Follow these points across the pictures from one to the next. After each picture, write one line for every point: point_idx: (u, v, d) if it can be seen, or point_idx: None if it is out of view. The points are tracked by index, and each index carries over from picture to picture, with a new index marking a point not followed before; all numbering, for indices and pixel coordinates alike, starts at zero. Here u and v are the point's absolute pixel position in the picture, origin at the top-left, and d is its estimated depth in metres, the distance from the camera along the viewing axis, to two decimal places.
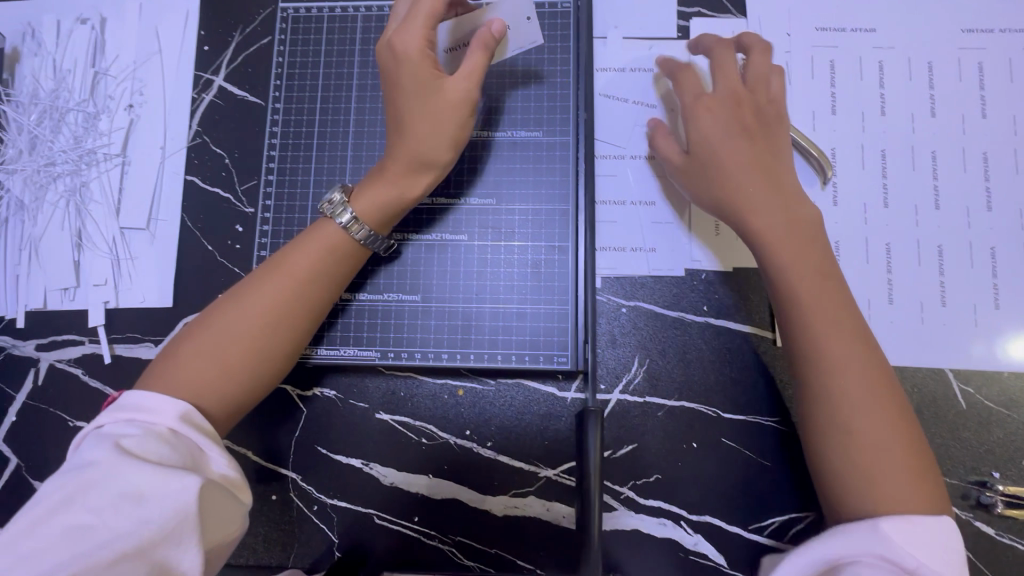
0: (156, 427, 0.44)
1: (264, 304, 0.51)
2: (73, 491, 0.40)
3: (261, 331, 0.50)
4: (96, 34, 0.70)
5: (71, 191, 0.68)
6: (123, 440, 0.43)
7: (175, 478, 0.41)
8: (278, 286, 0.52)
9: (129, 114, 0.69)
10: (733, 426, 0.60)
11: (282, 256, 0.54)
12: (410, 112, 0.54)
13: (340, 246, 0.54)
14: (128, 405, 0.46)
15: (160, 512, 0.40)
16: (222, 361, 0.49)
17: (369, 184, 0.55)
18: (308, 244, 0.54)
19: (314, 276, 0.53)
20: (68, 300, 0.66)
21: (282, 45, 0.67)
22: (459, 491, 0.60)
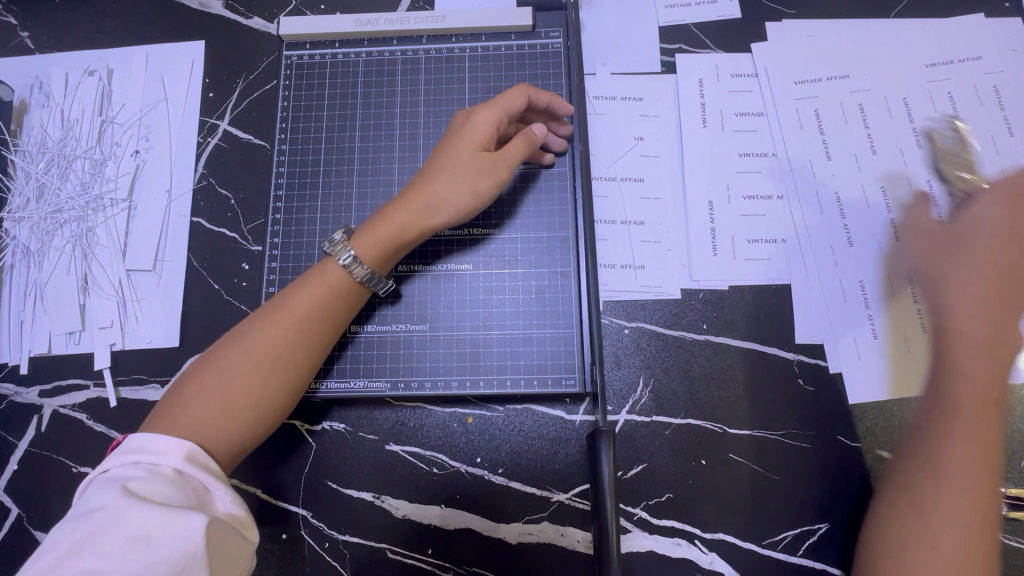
0: (163, 468, 0.44)
1: (275, 346, 0.51)
2: (82, 534, 0.40)
3: (271, 374, 0.51)
4: (103, 84, 0.73)
5: (78, 236, 0.69)
6: (130, 483, 0.43)
7: (184, 517, 0.41)
8: (286, 326, 0.52)
9: (136, 160, 0.70)
10: (739, 440, 0.61)
11: (288, 295, 0.54)
12: (434, 166, 0.57)
13: (343, 290, 0.54)
14: (133, 445, 0.46)
15: (170, 553, 0.39)
16: (229, 408, 0.49)
17: (373, 223, 0.56)
18: (312, 286, 0.54)
19: (317, 312, 0.53)
20: (73, 344, 0.66)
21: (286, 90, 0.69)
22: (472, 520, 0.60)
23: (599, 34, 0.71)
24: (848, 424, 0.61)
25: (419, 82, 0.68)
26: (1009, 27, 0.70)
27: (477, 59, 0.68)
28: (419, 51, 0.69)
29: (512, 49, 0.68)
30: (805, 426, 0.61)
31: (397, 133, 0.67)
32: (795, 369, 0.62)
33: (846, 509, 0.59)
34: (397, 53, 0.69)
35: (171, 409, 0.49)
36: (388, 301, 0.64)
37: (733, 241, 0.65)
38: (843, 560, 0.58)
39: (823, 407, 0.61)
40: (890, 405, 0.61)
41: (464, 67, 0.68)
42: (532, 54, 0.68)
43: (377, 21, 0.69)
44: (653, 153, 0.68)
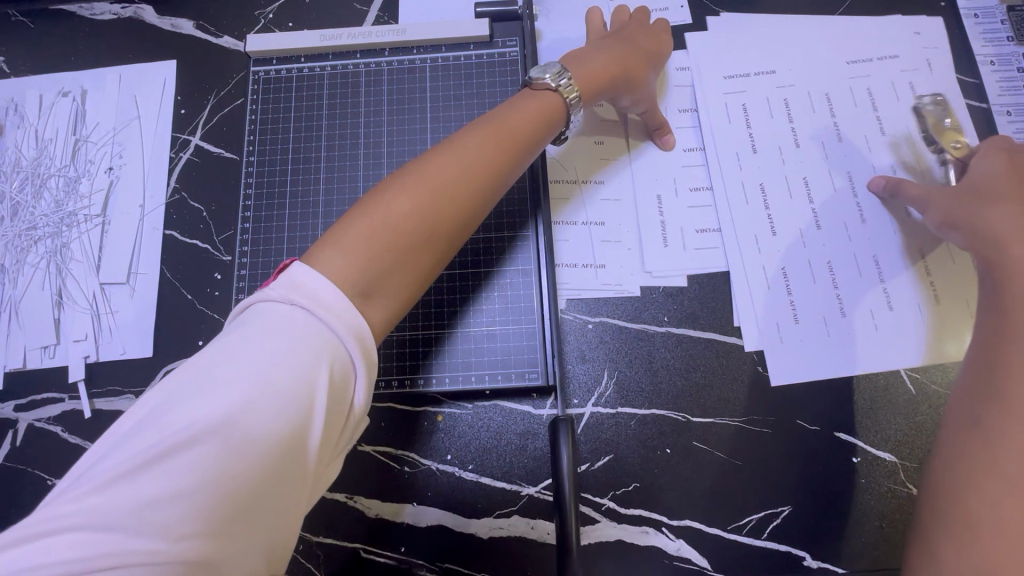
0: (292, 346, 0.38)
1: (424, 200, 0.47)
2: (171, 435, 0.34)
3: (417, 233, 0.46)
4: (77, 105, 0.75)
5: (52, 252, 0.70)
6: (258, 378, 0.37)
7: (298, 418, 0.37)
8: (453, 181, 0.49)
9: (109, 176, 0.72)
10: (702, 428, 0.62)
11: (464, 152, 0.51)
12: (521, 118, 0.55)
13: (475, 167, 0.50)
14: (305, 304, 0.40)
15: (275, 461, 0.36)
16: (433, 207, 0.47)
17: (443, 154, 0.50)
18: (447, 156, 0.50)
19: (459, 182, 0.49)
20: (47, 358, 0.67)
21: (255, 105, 0.72)
22: (444, 517, 0.61)
23: (556, 41, 0.74)
24: (806, 409, 0.62)
25: (383, 93, 0.71)
26: (945, 25, 0.73)
27: (437, 70, 0.71)
28: (381, 63, 0.72)
29: (471, 60, 0.71)
30: (766, 412, 0.62)
31: (361, 143, 0.70)
32: (753, 357, 0.64)
33: (808, 491, 0.60)
34: (361, 66, 0.72)
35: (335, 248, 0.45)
36: None
37: (683, 232, 0.68)
38: (807, 541, 0.59)
39: (782, 393, 0.63)
40: (845, 389, 0.62)
41: (425, 77, 0.71)
42: (490, 63, 0.71)
43: (341, 36, 0.71)
44: (611, 155, 0.71)
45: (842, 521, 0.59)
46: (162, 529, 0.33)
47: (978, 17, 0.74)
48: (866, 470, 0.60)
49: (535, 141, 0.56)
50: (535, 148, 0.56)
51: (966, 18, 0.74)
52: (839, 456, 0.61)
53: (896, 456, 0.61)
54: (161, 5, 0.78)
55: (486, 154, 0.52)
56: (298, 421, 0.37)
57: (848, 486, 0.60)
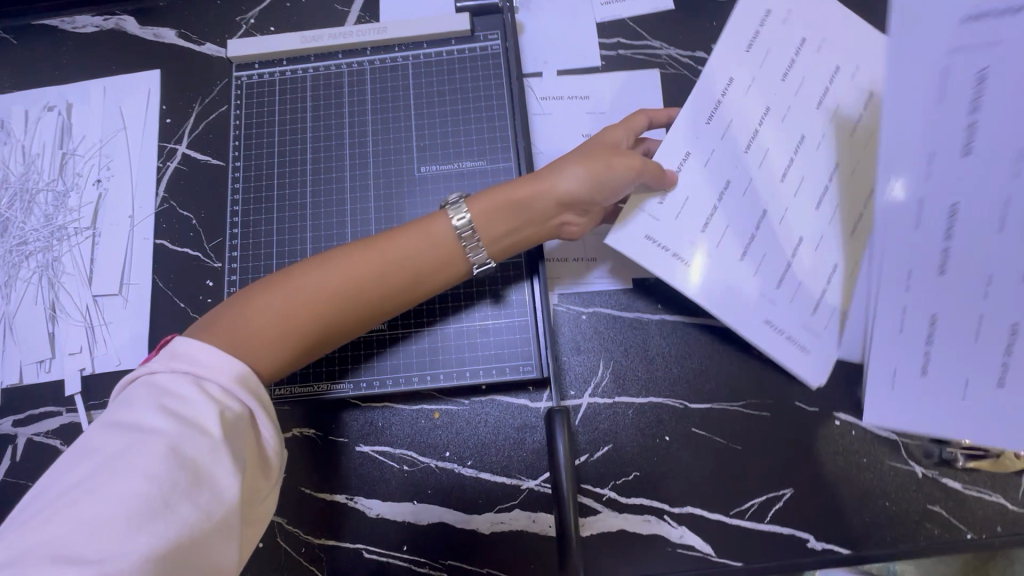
0: (179, 401, 0.41)
1: (302, 295, 0.48)
2: (77, 488, 0.36)
3: (285, 327, 0.47)
4: (63, 119, 0.75)
5: (44, 266, 0.70)
6: (175, 408, 0.40)
7: (201, 456, 0.39)
8: (317, 304, 0.48)
9: (98, 189, 0.72)
10: (701, 415, 0.62)
11: (335, 267, 0.49)
12: (406, 245, 0.51)
13: (362, 268, 0.50)
14: (185, 369, 0.43)
15: (186, 494, 0.37)
16: (292, 324, 0.47)
17: (333, 256, 0.50)
18: (331, 261, 0.49)
19: (341, 283, 0.49)
20: (43, 373, 0.67)
21: (239, 110, 0.72)
22: (445, 514, 0.61)
23: (539, 35, 0.74)
24: (805, 390, 0.62)
25: (367, 93, 0.71)
26: None
27: (420, 67, 0.71)
28: (364, 63, 0.71)
29: (454, 56, 0.71)
30: (764, 395, 0.62)
31: (347, 143, 0.69)
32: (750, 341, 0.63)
33: (809, 474, 0.60)
34: (343, 67, 0.72)
35: (221, 318, 0.46)
36: None
37: None
38: (810, 524, 0.59)
39: (779, 376, 0.62)
40: (842, 369, 0.62)
41: (408, 75, 0.71)
42: (473, 57, 0.71)
43: (322, 37, 0.71)
44: None
45: (845, 502, 0.59)
46: (96, 558, 0.34)
47: None
48: (866, 450, 0.60)
49: (427, 262, 0.52)
50: (418, 283, 0.52)
51: None
52: (839, 437, 0.60)
53: (897, 434, 0.60)
54: (141, 16, 0.78)
55: (360, 278, 0.49)
56: (204, 452, 0.39)
57: (850, 466, 0.60)
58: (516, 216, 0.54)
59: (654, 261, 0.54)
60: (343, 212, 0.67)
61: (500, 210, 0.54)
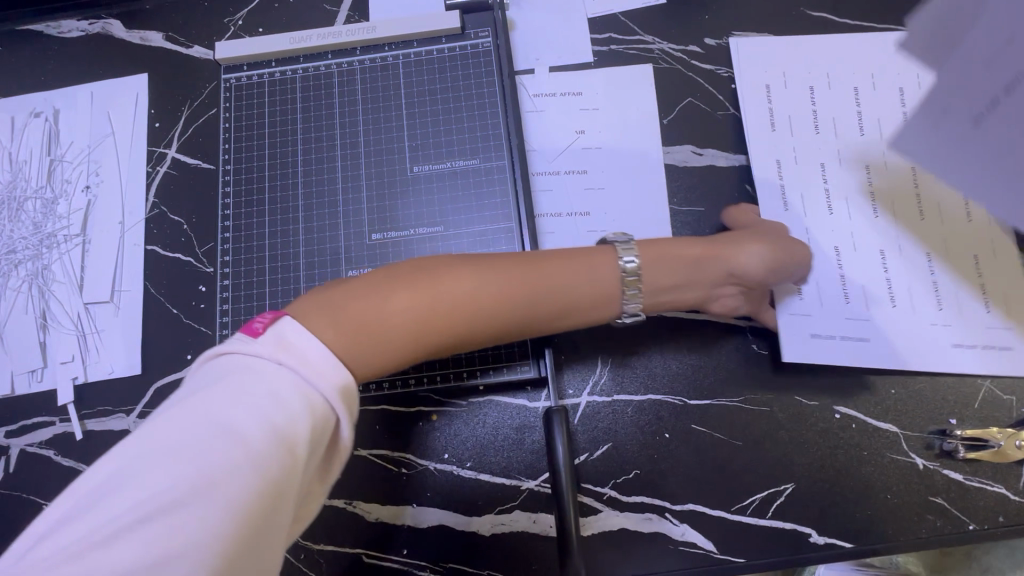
0: (272, 403, 0.34)
1: (431, 299, 0.44)
2: (141, 496, 0.30)
3: (410, 333, 0.43)
4: (50, 125, 0.74)
5: (33, 275, 0.69)
6: (264, 415, 0.34)
7: (278, 473, 0.33)
8: (450, 312, 0.44)
9: (87, 195, 0.71)
10: (700, 411, 0.61)
11: (478, 278, 0.46)
12: (560, 276, 0.49)
13: (496, 277, 0.47)
14: (286, 363, 0.37)
15: (259, 513, 0.32)
16: (427, 328, 0.44)
17: (478, 269, 0.47)
18: (465, 269, 0.46)
19: (473, 289, 0.45)
20: (35, 382, 0.66)
21: (228, 112, 0.71)
22: (444, 516, 0.60)
23: (530, 32, 0.73)
24: (804, 384, 0.61)
25: (357, 92, 0.70)
26: None
27: (411, 66, 0.70)
28: (354, 63, 0.71)
29: (444, 54, 0.70)
30: (764, 390, 0.62)
31: (338, 144, 0.69)
32: (747, 335, 0.63)
33: (809, 468, 0.59)
34: (333, 67, 0.71)
35: (339, 311, 0.42)
36: None
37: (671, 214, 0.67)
38: (812, 518, 0.58)
39: (778, 370, 0.62)
40: (840, 363, 0.62)
41: (399, 74, 0.70)
42: (464, 55, 0.70)
43: (311, 37, 0.70)
44: (593, 143, 0.69)
45: (846, 496, 0.59)
46: None
47: None
48: (867, 443, 0.60)
49: (572, 305, 0.50)
50: (554, 316, 0.49)
51: None
52: (839, 431, 0.60)
53: (897, 426, 0.60)
54: (128, 19, 0.77)
55: (499, 296, 0.46)
56: (286, 473, 0.33)
57: (850, 459, 0.60)
58: (674, 268, 0.56)
59: (792, 332, 0.61)
60: (336, 214, 0.67)
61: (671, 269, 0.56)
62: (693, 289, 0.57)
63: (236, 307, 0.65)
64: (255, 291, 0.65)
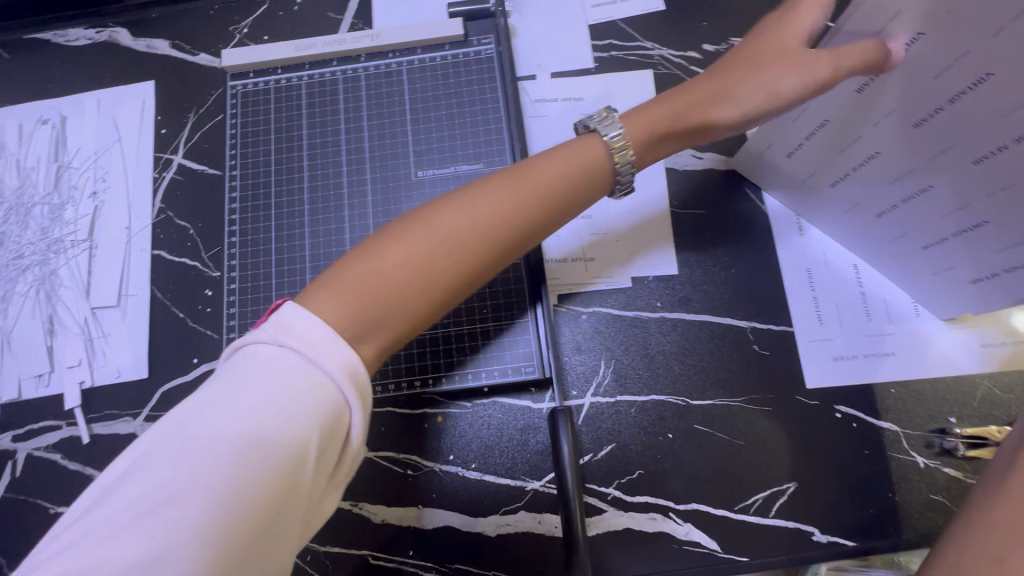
0: (287, 383, 0.36)
1: (432, 246, 0.43)
2: (162, 482, 0.33)
3: (416, 284, 0.42)
4: (57, 132, 0.75)
5: (41, 280, 0.70)
6: (275, 402, 0.35)
7: (289, 452, 0.35)
8: (456, 254, 0.44)
9: (94, 201, 0.72)
10: (703, 411, 0.62)
11: (478, 209, 0.45)
12: (553, 168, 0.48)
13: (519, 200, 0.46)
14: (295, 348, 0.38)
15: (266, 499, 0.34)
16: (429, 271, 0.43)
17: (491, 185, 0.47)
18: (474, 202, 0.45)
19: (469, 233, 0.44)
20: (42, 386, 0.67)
21: (234, 118, 0.72)
22: (450, 517, 0.60)
23: (532, 38, 0.75)
24: (805, 384, 0.62)
25: (362, 98, 0.71)
26: None
27: (414, 72, 0.71)
28: (358, 69, 0.72)
29: (447, 60, 0.71)
30: (765, 390, 0.62)
31: (343, 149, 0.70)
32: (748, 336, 0.64)
33: (811, 466, 0.60)
34: (337, 73, 0.72)
35: (343, 279, 0.42)
36: None
37: (673, 217, 0.68)
38: (815, 517, 0.59)
39: (779, 370, 0.63)
40: (840, 363, 0.62)
41: (403, 81, 0.71)
42: (466, 61, 0.71)
43: (316, 45, 0.71)
44: None
45: (847, 494, 0.59)
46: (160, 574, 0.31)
47: None
48: (868, 442, 0.60)
49: (577, 184, 0.49)
50: (570, 202, 0.49)
51: None
52: (841, 430, 0.61)
53: (897, 425, 0.61)
54: (135, 28, 0.78)
55: (502, 215, 0.45)
56: (296, 459, 0.35)
57: (852, 458, 0.60)
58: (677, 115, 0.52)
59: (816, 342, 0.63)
60: (341, 218, 0.67)
61: (659, 119, 0.52)
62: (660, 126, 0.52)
63: (243, 311, 0.66)
64: (262, 294, 0.66)
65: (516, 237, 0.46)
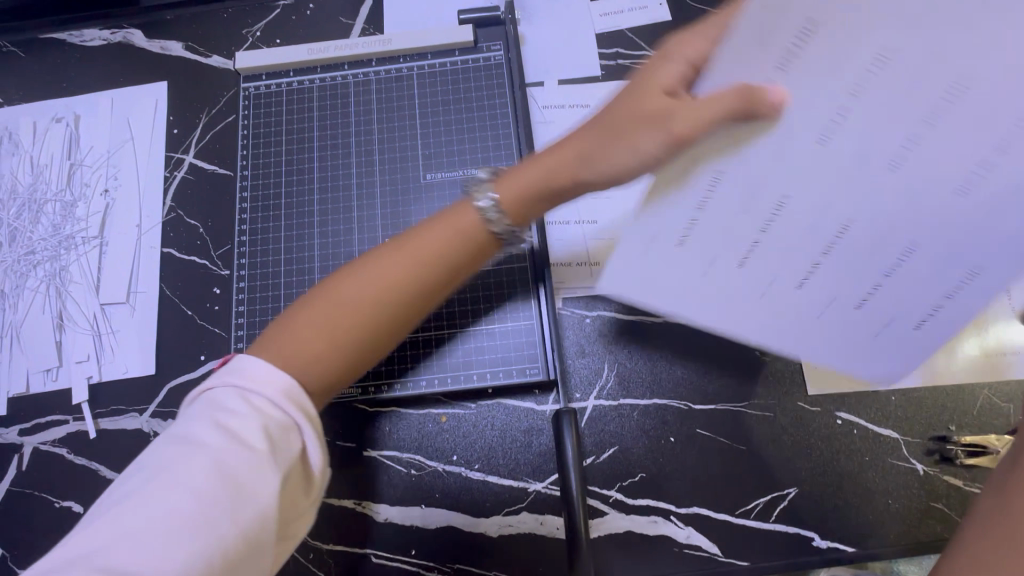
0: (231, 416, 0.40)
1: (326, 312, 0.45)
2: (128, 506, 0.36)
3: (321, 349, 0.44)
4: (71, 130, 0.76)
5: (51, 276, 0.70)
6: (224, 425, 0.39)
7: (242, 472, 0.38)
8: (356, 314, 0.45)
9: (105, 199, 0.73)
10: (705, 415, 0.62)
11: (374, 273, 0.46)
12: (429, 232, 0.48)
13: (411, 262, 0.47)
14: (236, 384, 0.42)
15: (223, 507, 0.37)
16: (333, 335, 0.45)
17: (402, 237, 0.49)
18: (370, 269, 0.47)
19: (372, 295, 0.46)
20: (50, 381, 0.67)
21: (247, 119, 0.73)
22: (453, 517, 0.61)
23: (540, 45, 0.76)
24: (806, 389, 0.63)
25: (373, 102, 0.72)
26: None
27: (425, 77, 0.72)
28: (369, 73, 0.73)
29: (457, 66, 0.72)
30: (767, 395, 0.63)
31: (354, 151, 0.71)
32: (750, 341, 0.64)
33: (812, 472, 0.61)
34: (349, 77, 0.73)
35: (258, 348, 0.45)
36: None
37: None
38: (815, 522, 0.59)
39: (780, 375, 0.63)
40: (843, 371, 0.63)
41: (413, 85, 0.72)
42: (476, 67, 0.72)
43: (329, 49, 0.73)
44: None
45: (847, 500, 0.60)
46: None
47: None
48: (868, 448, 0.61)
49: (465, 244, 0.49)
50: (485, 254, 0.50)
51: None
52: (841, 436, 0.61)
53: (898, 432, 0.61)
54: (150, 29, 0.79)
55: (387, 275, 0.46)
56: (245, 469, 0.38)
57: (852, 464, 0.61)
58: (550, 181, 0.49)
59: None
60: (350, 220, 0.68)
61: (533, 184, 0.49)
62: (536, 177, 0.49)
63: (251, 309, 0.66)
64: (271, 292, 0.67)
65: (424, 285, 0.47)
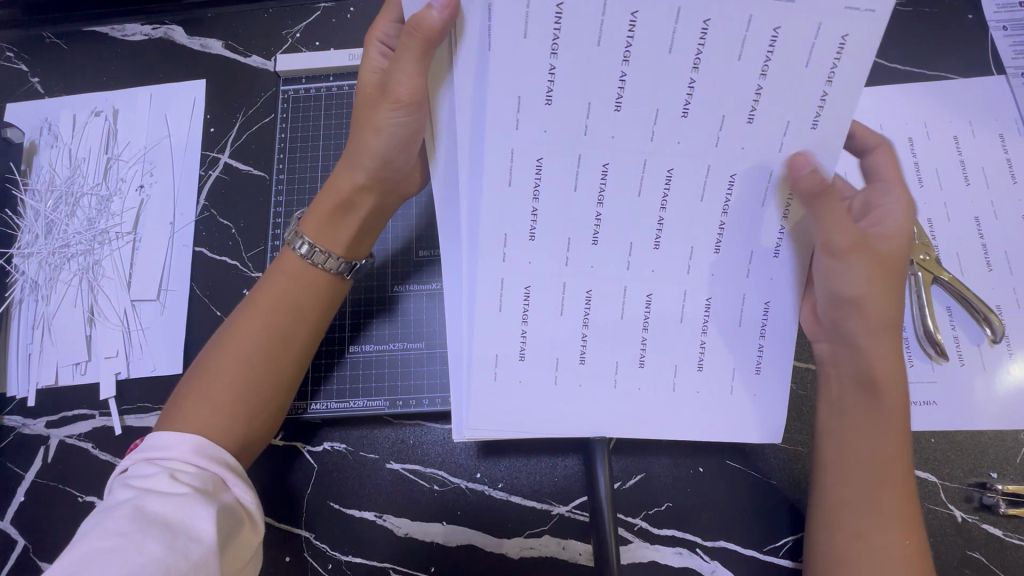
0: (144, 478, 0.44)
1: (229, 378, 0.51)
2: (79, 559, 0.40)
3: (229, 412, 0.50)
4: (109, 124, 0.76)
5: (84, 270, 0.71)
6: (140, 482, 0.44)
7: (168, 512, 0.42)
8: (232, 383, 0.51)
9: (140, 195, 0.73)
10: (736, 446, 0.61)
11: (230, 346, 0.52)
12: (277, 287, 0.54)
13: (252, 336, 0.52)
14: (140, 456, 0.47)
15: (169, 539, 0.41)
16: (219, 406, 0.50)
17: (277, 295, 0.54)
18: (228, 344, 0.52)
19: (244, 364, 0.51)
20: (79, 375, 0.68)
21: (284, 123, 0.74)
22: (474, 536, 0.60)
23: None
24: None
25: None
26: (975, 36, 0.71)
27: None
28: None
29: None
30: (802, 431, 0.61)
31: None
32: None
33: None
34: None
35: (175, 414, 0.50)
36: (377, 311, 0.66)
37: None
38: None
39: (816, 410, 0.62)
40: None
41: None
42: None
43: None
44: None
45: None
46: None
47: (1007, 29, 0.71)
48: None
49: (299, 299, 0.54)
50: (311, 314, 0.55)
51: (993, 30, 0.71)
52: None
53: (936, 476, 0.59)
54: (190, 26, 0.79)
55: (261, 345, 0.52)
56: (177, 506, 0.42)
57: None
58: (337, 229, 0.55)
59: None
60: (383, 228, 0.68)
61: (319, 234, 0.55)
62: (331, 220, 0.55)
63: None
64: None
65: (280, 354, 0.53)
